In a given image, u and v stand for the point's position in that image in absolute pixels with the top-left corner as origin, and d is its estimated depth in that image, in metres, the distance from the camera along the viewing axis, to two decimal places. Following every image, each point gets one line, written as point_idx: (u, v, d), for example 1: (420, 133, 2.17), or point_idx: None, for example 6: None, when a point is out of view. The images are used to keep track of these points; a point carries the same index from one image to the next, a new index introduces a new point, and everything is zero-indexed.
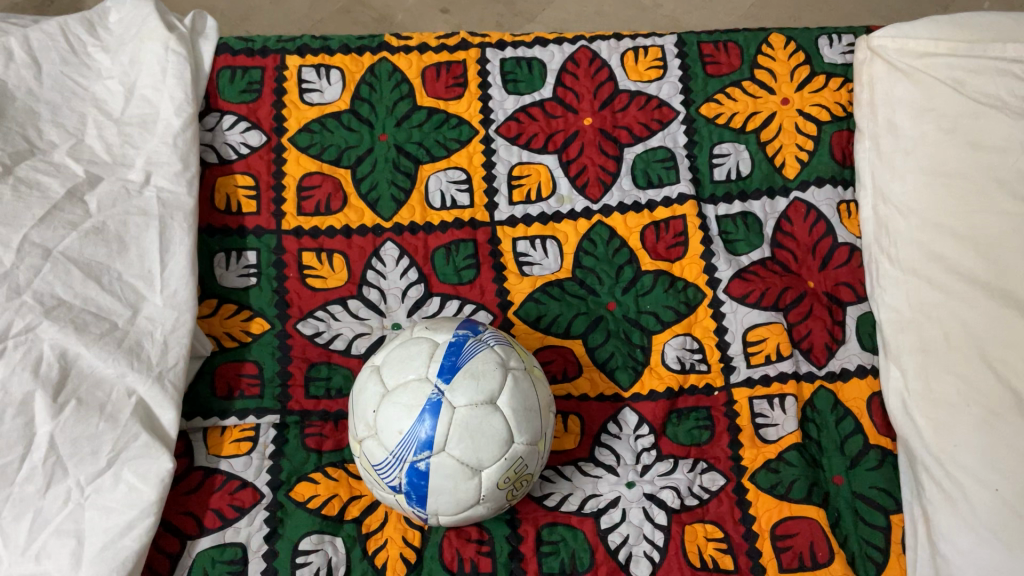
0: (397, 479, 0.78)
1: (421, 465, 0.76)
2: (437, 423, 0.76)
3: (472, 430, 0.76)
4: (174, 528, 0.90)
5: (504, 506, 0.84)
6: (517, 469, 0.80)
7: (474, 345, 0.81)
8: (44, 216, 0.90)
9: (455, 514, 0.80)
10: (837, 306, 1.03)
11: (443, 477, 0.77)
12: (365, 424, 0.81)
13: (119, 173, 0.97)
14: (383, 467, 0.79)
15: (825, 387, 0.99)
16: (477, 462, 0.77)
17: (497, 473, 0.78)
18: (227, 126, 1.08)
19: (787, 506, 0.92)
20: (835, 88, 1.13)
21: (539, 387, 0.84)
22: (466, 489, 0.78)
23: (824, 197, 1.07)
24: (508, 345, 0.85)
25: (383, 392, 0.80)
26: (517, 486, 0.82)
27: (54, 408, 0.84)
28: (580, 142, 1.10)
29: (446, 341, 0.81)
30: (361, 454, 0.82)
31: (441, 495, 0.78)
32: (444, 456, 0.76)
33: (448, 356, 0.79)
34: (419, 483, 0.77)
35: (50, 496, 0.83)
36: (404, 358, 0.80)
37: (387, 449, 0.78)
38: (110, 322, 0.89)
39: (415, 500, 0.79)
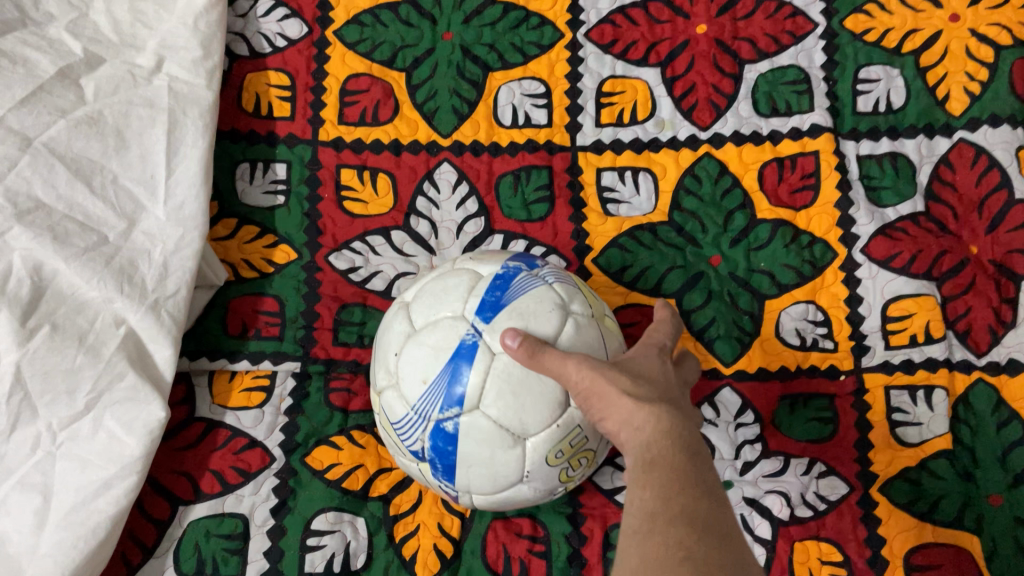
0: (419, 442, 0.60)
1: (449, 423, 0.58)
2: (470, 370, 0.57)
3: (515, 381, 0.57)
4: (165, 490, 0.74)
5: (558, 490, 0.64)
6: (576, 442, 0.60)
7: (526, 279, 0.62)
8: (26, 98, 0.73)
9: (491, 494, 0.61)
10: (1008, 280, 0.80)
11: (478, 443, 0.58)
12: (384, 373, 0.63)
13: (125, 56, 0.80)
14: (403, 427, 0.61)
15: (985, 381, 0.77)
16: (522, 428, 0.57)
17: (548, 444, 0.58)
18: (262, 12, 0.90)
19: (929, 529, 0.72)
20: (1019, 5, 0.88)
21: (609, 339, 0.63)
22: (506, 461, 0.58)
23: (1000, 140, 0.84)
24: (574, 287, 0.64)
25: (409, 333, 0.62)
26: (575, 465, 0.62)
27: (23, 333, 0.68)
28: (690, 54, 0.88)
29: (492, 273, 0.62)
30: (381, 411, 0.64)
31: (473, 467, 0.59)
32: (478, 415, 0.57)
33: (491, 291, 0.60)
34: (447, 447, 0.58)
35: (15, 441, 0.68)
36: (439, 291, 0.62)
37: (408, 401, 0.60)
38: (99, 235, 0.72)
39: (441, 470, 0.60)
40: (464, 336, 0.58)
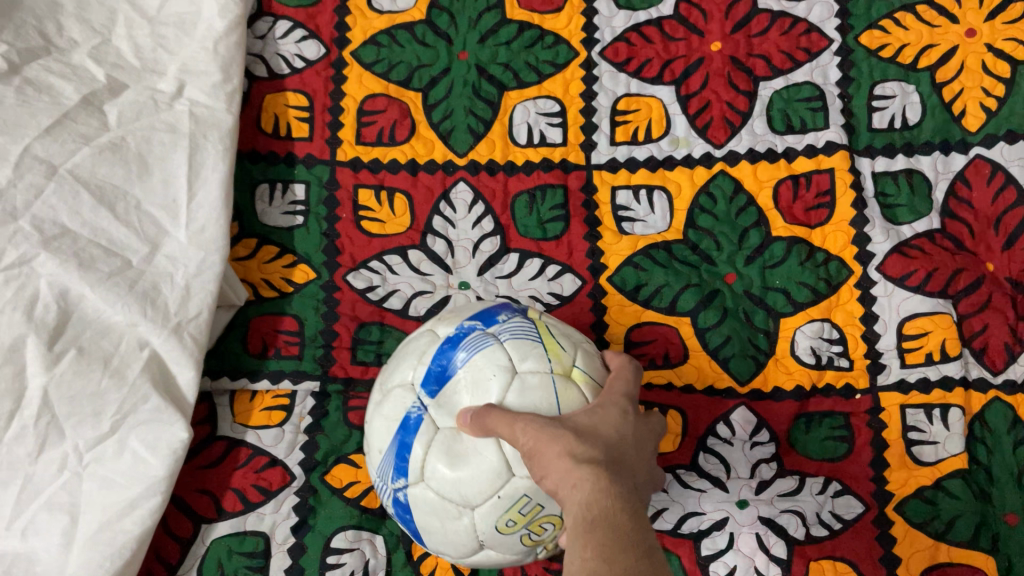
0: (389, 505, 0.62)
1: (400, 491, 0.59)
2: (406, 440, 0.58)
3: (444, 452, 0.57)
4: (188, 508, 0.76)
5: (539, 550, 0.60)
6: (528, 511, 0.56)
7: (475, 341, 0.60)
8: (51, 126, 0.74)
9: (464, 557, 0.60)
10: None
11: (425, 511, 0.58)
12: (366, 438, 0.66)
13: (148, 81, 0.82)
14: (378, 489, 0.63)
15: (1002, 399, 0.77)
16: (461, 498, 0.56)
17: (494, 514, 0.56)
18: (281, 34, 0.91)
19: (944, 549, 0.72)
20: None
21: (571, 397, 0.57)
22: (458, 529, 0.58)
23: (1017, 156, 0.84)
24: (535, 338, 0.60)
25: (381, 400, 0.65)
26: (544, 530, 0.58)
27: (50, 358, 0.70)
28: (704, 72, 0.89)
29: (445, 335, 0.62)
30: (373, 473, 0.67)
31: (434, 533, 0.59)
32: (418, 486, 0.58)
33: (438, 359, 0.60)
34: (406, 514, 0.60)
35: (43, 462, 0.70)
36: (402, 356, 0.64)
37: (375, 468, 0.63)
38: (123, 260, 0.74)
39: (416, 533, 0.62)
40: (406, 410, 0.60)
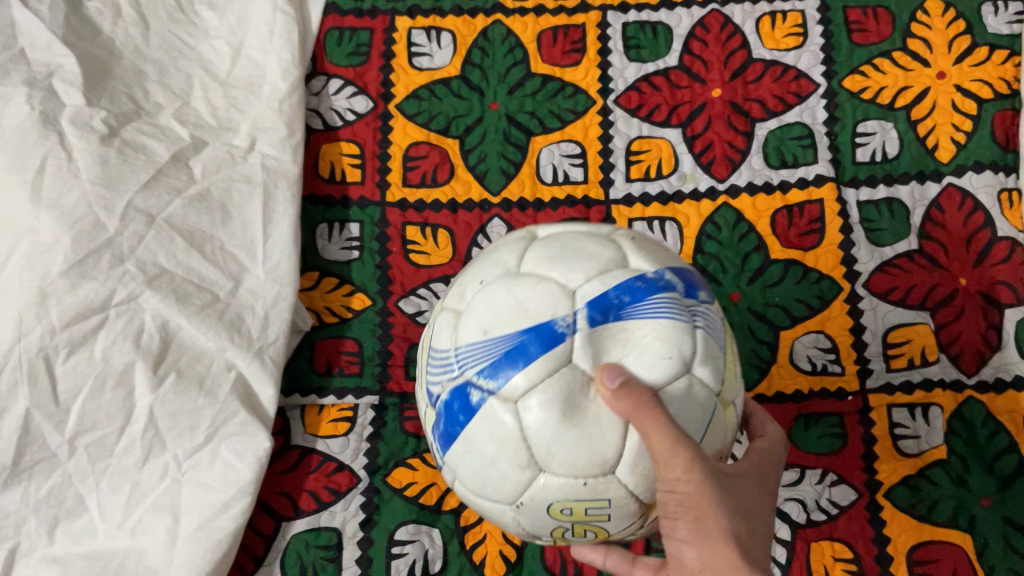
0: (441, 391, 0.59)
1: (472, 397, 0.56)
2: (524, 361, 0.54)
3: (566, 404, 0.53)
4: (270, 508, 0.87)
5: (544, 539, 0.61)
6: (591, 513, 0.55)
7: (672, 306, 0.56)
8: (149, 181, 0.87)
9: (475, 494, 0.59)
10: (994, 308, 0.91)
11: (484, 425, 0.55)
12: (468, 287, 0.61)
13: (224, 138, 0.94)
14: (439, 360, 0.60)
15: (976, 398, 0.88)
16: (545, 456, 0.53)
17: (558, 493, 0.54)
18: (333, 90, 1.03)
19: (928, 529, 0.84)
20: (999, 61, 1.00)
21: (716, 434, 0.57)
22: (502, 474, 0.55)
23: (984, 183, 0.95)
24: (717, 344, 0.58)
25: (507, 270, 0.59)
26: (583, 533, 0.58)
27: (155, 380, 0.82)
28: (707, 115, 1.01)
29: (637, 272, 0.58)
30: (437, 323, 0.63)
31: (468, 455, 0.57)
32: (507, 401, 0.54)
33: (620, 291, 0.56)
34: (454, 416, 0.57)
35: (148, 469, 0.82)
36: (566, 253, 0.59)
37: (461, 331, 0.58)
38: (212, 294, 0.86)
39: (440, 436, 0.60)
40: (549, 318, 0.54)
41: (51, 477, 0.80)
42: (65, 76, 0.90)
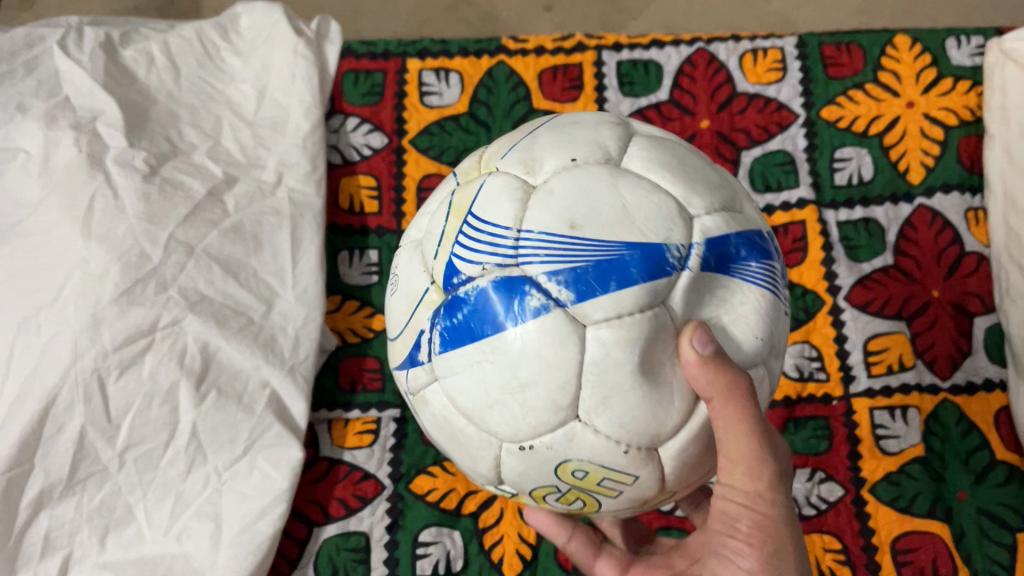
0: (476, 280, 0.51)
1: (529, 304, 0.49)
2: (608, 291, 0.48)
3: (643, 360, 0.49)
4: (302, 515, 0.94)
5: (506, 488, 0.58)
6: (603, 485, 0.54)
7: (768, 275, 0.56)
8: (188, 216, 0.95)
9: (461, 410, 0.53)
10: (964, 317, 1.00)
11: (525, 351, 0.49)
12: (546, 162, 0.54)
13: (253, 173, 1.02)
14: (482, 236, 0.52)
15: (950, 400, 0.97)
16: (599, 405, 0.49)
17: (582, 455, 0.51)
18: (351, 128, 1.12)
19: (909, 520, 0.91)
20: (963, 91, 1.09)
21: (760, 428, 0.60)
22: (525, 408, 0.50)
23: (952, 204, 1.05)
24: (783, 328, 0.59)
25: (602, 163, 0.54)
26: (571, 500, 0.57)
27: (197, 397, 0.89)
28: (696, 145, 1.09)
29: (749, 228, 0.56)
30: (484, 184, 0.55)
31: (484, 369, 0.50)
32: (569, 326, 0.49)
33: (738, 242, 0.54)
34: (485, 314, 0.50)
35: (191, 480, 0.88)
36: (684, 173, 0.55)
37: (533, 212, 0.51)
38: (247, 317, 0.94)
39: (439, 332, 0.53)
40: (656, 244, 0.50)
41: (102, 488, 0.86)
42: (107, 120, 0.98)
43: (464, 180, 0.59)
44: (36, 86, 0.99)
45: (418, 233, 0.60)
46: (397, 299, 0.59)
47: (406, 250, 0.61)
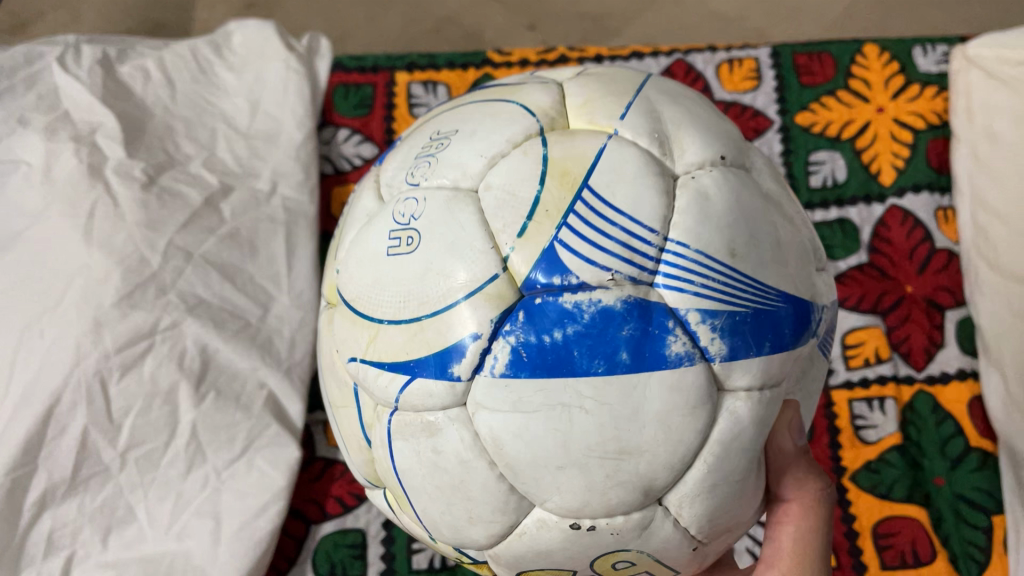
0: (581, 302, 0.44)
1: (668, 348, 0.44)
2: (751, 355, 0.46)
3: (756, 457, 0.49)
4: (300, 513, 0.96)
5: (472, 555, 0.53)
6: (631, 574, 0.52)
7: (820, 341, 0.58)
8: (186, 223, 0.98)
9: (507, 456, 0.45)
10: (936, 311, 1.04)
11: (643, 413, 0.44)
12: (687, 152, 0.49)
13: (248, 182, 1.05)
14: (613, 239, 0.45)
15: (925, 390, 1.00)
16: (705, 487, 0.47)
17: (644, 545, 0.48)
18: (342, 139, 1.15)
19: (888, 505, 0.94)
20: (930, 96, 1.14)
21: None
22: (612, 478, 0.45)
23: (922, 204, 1.09)
24: None
25: (738, 173, 0.51)
26: None
27: (197, 398, 0.92)
28: None
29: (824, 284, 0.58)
30: (605, 147, 0.47)
31: (575, 417, 0.44)
32: (703, 395, 0.45)
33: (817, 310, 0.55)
34: (602, 347, 0.44)
35: (190, 480, 0.90)
36: (795, 214, 0.55)
37: (690, 219, 0.46)
38: (245, 320, 0.97)
39: (511, 350, 0.44)
40: (799, 300, 0.50)
41: (104, 488, 0.88)
42: (106, 132, 1.01)
43: (545, 122, 0.50)
44: (36, 101, 1.02)
45: (459, 171, 0.49)
46: (417, 258, 0.47)
47: (434, 190, 0.49)
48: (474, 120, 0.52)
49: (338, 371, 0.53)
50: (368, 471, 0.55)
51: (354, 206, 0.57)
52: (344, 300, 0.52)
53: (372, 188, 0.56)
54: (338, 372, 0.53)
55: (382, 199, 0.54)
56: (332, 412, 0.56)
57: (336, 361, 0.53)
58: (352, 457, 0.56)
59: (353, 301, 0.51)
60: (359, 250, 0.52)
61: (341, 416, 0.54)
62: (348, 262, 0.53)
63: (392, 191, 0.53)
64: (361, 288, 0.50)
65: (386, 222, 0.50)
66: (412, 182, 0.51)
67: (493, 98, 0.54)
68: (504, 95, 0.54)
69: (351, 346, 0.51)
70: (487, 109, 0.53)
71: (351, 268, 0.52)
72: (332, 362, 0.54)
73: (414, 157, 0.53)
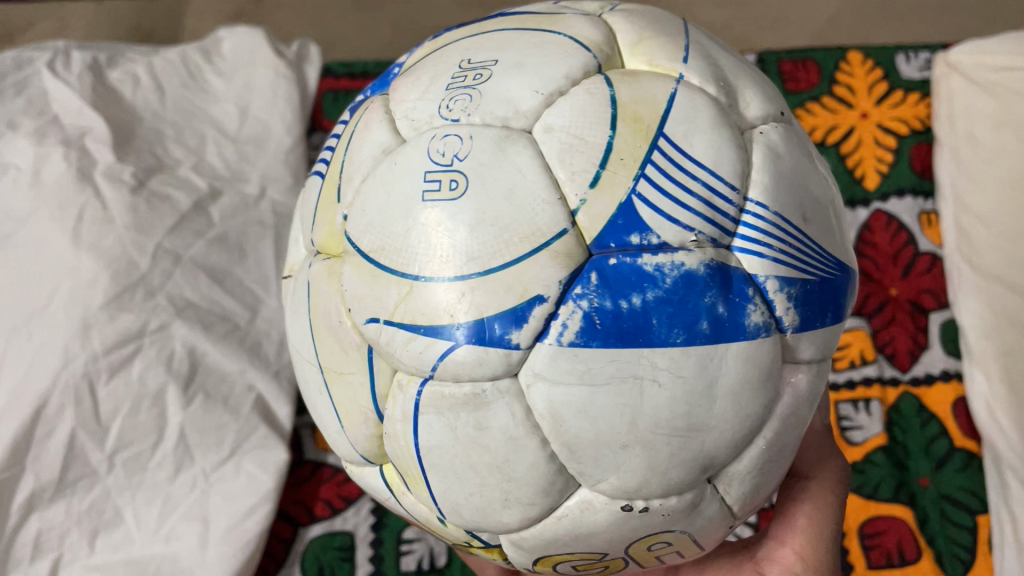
0: (658, 260, 0.40)
1: (749, 318, 0.42)
2: (815, 326, 0.45)
3: (800, 433, 0.48)
4: (288, 516, 0.96)
5: (485, 538, 0.48)
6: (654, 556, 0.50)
7: None
8: (175, 226, 0.99)
9: (565, 434, 0.41)
10: (920, 313, 1.05)
11: (718, 387, 0.41)
12: (751, 105, 0.47)
13: (237, 187, 1.06)
14: (691, 190, 0.41)
15: (909, 391, 1.01)
16: (763, 461, 0.46)
17: (689, 526, 0.47)
18: None
19: (874, 505, 0.95)
20: (913, 102, 1.15)
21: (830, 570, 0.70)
22: (677, 457, 0.42)
23: (905, 208, 1.10)
24: None
25: (793, 129, 0.49)
26: (593, 566, 0.50)
27: (185, 400, 0.92)
28: None
29: None
30: (675, 93, 0.43)
31: (647, 391, 0.40)
32: (771, 368, 0.43)
33: None
34: (681, 316, 0.40)
35: (178, 482, 0.90)
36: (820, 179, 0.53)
37: (765, 180, 0.44)
38: (233, 323, 0.98)
39: (583, 316, 0.40)
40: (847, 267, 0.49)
41: (91, 491, 0.88)
42: (95, 136, 1.01)
43: (600, 59, 0.45)
44: (26, 105, 1.02)
45: (510, 105, 0.42)
46: (466, 207, 0.41)
47: (479, 126, 0.42)
48: (517, 48, 0.45)
49: (345, 335, 0.46)
50: (369, 447, 0.48)
51: (356, 141, 0.48)
52: (359, 251, 0.44)
53: (380, 120, 0.47)
54: (344, 336, 0.46)
55: (399, 135, 0.46)
56: (323, 378, 0.49)
57: (344, 322, 0.46)
58: (348, 431, 0.49)
59: (372, 254, 0.43)
60: (379, 193, 0.44)
61: (340, 386, 0.47)
62: (362, 206, 0.45)
63: (416, 126, 0.45)
64: (387, 238, 0.43)
65: (418, 161, 0.43)
66: (449, 115, 0.43)
67: (526, 26, 0.47)
68: (543, 23, 0.47)
69: (371, 306, 0.43)
70: (527, 37, 0.46)
71: (367, 214, 0.44)
72: (333, 324, 0.46)
73: (440, 86, 0.45)
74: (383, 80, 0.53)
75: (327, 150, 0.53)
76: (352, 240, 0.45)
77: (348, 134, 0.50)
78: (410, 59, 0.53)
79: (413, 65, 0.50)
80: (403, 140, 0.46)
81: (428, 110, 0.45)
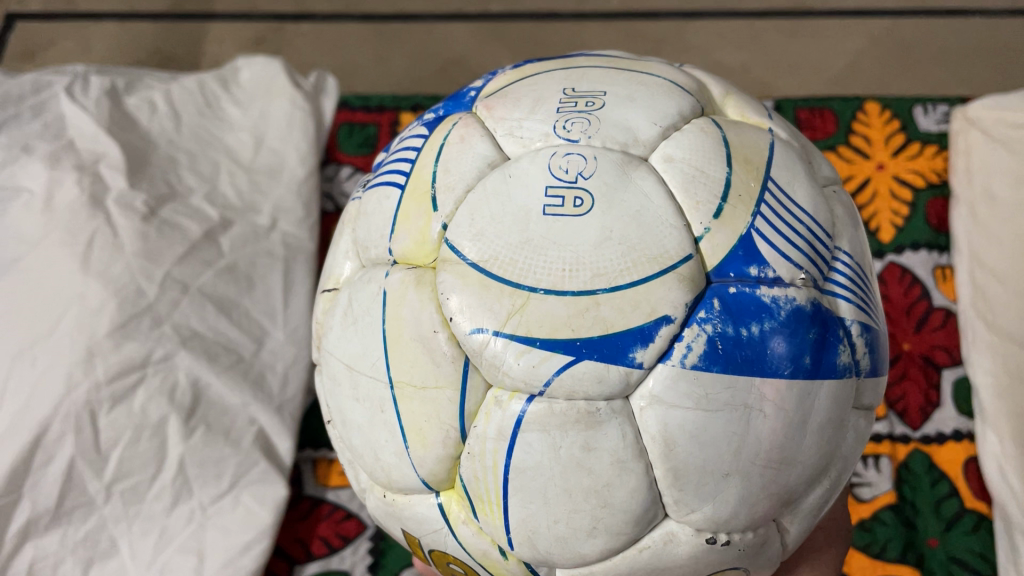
0: (773, 296, 0.44)
1: (840, 356, 0.46)
2: (877, 376, 0.50)
3: (846, 481, 0.52)
4: (285, 553, 0.95)
5: (541, 573, 0.48)
6: None
7: None
8: (184, 255, 0.99)
9: (675, 459, 0.43)
10: (932, 369, 1.03)
11: (809, 423, 0.45)
12: (820, 168, 0.54)
13: (248, 217, 1.06)
14: (797, 231, 0.46)
15: (920, 450, 0.99)
16: (824, 498, 0.50)
17: (752, 564, 0.50)
18: (345, 176, 1.15)
19: (882, 566, 0.93)
20: (930, 155, 1.15)
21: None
22: (765, 488, 0.45)
23: (920, 261, 1.09)
24: None
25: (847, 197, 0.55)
26: None
27: (186, 432, 0.91)
28: None
29: None
30: (772, 145, 0.50)
31: (753, 421, 0.43)
32: (846, 408, 0.47)
33: None
34: (790, 348, 0.43)
35: (175, 515, 0.89)
36: None
37: (845, 236, 0.50)
38: (238, 354, 0.97)
39: (707, 340, 0.42)
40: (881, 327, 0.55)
41: (88, 521, 0.87)
42: (109, 162, 1.01)
43: (700, 103, 0.51)
44: (42, 129, 1.03)
45: (629, 133, 0.47)
46: (592, 223, 0.43)
47: (601, 148, 0.46)
48: (620, 84, 0.50)
49: (439, 347, 0.44)
50: (437, 471, 0.47)
51: (449, 150, 0.49)
52: (464, 259, 0.44)
53: (480, 134, 0.49)
54: (437, 347, 0.44)
55: (503, 151, 0.48)
56: (391, 395, 0.47)
57: (438, 332, 0.44)
58: (415, 452, 0.47)
59: (483, 261, 0.44)
60: (491, 203, 0.45)
61: (415, 402, 0.46)
62: (470, 211, 0.46)
63: (526, 143, 0.48)
64: (501, 247, 0.44)
65: (539, 176, 0.45)
66: (568, 135, 0.47)
67: (620, 66, 0.53)
68: (634, 67, 0.53)
69: (478, 316, 0.43)
70: (627, 76, 0.51)
71: (475, 221, 0.45)
72: (425, 336, 0.45)
73: (550, 108, 0.48)
74: (457, 102, 0.55)
75: (400, 159, 0.52)
76: (456, 248, 0.45)
77: (434, 145, 0.51)
78: (488, 84, 0.55)
79: (498, 88, 0.53)
80: (507, 156, 0.48)
81: (540, 128, 0.47)
